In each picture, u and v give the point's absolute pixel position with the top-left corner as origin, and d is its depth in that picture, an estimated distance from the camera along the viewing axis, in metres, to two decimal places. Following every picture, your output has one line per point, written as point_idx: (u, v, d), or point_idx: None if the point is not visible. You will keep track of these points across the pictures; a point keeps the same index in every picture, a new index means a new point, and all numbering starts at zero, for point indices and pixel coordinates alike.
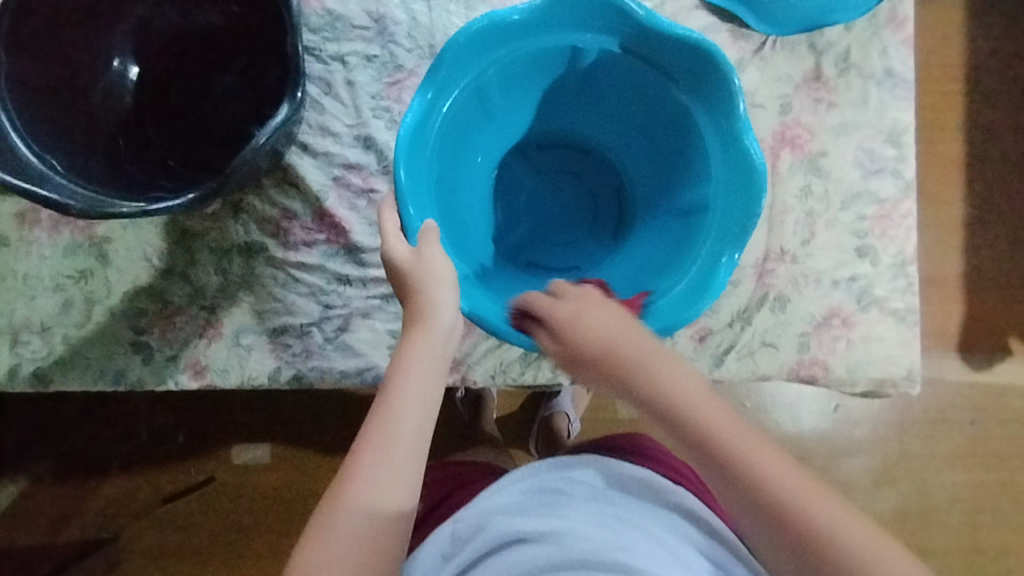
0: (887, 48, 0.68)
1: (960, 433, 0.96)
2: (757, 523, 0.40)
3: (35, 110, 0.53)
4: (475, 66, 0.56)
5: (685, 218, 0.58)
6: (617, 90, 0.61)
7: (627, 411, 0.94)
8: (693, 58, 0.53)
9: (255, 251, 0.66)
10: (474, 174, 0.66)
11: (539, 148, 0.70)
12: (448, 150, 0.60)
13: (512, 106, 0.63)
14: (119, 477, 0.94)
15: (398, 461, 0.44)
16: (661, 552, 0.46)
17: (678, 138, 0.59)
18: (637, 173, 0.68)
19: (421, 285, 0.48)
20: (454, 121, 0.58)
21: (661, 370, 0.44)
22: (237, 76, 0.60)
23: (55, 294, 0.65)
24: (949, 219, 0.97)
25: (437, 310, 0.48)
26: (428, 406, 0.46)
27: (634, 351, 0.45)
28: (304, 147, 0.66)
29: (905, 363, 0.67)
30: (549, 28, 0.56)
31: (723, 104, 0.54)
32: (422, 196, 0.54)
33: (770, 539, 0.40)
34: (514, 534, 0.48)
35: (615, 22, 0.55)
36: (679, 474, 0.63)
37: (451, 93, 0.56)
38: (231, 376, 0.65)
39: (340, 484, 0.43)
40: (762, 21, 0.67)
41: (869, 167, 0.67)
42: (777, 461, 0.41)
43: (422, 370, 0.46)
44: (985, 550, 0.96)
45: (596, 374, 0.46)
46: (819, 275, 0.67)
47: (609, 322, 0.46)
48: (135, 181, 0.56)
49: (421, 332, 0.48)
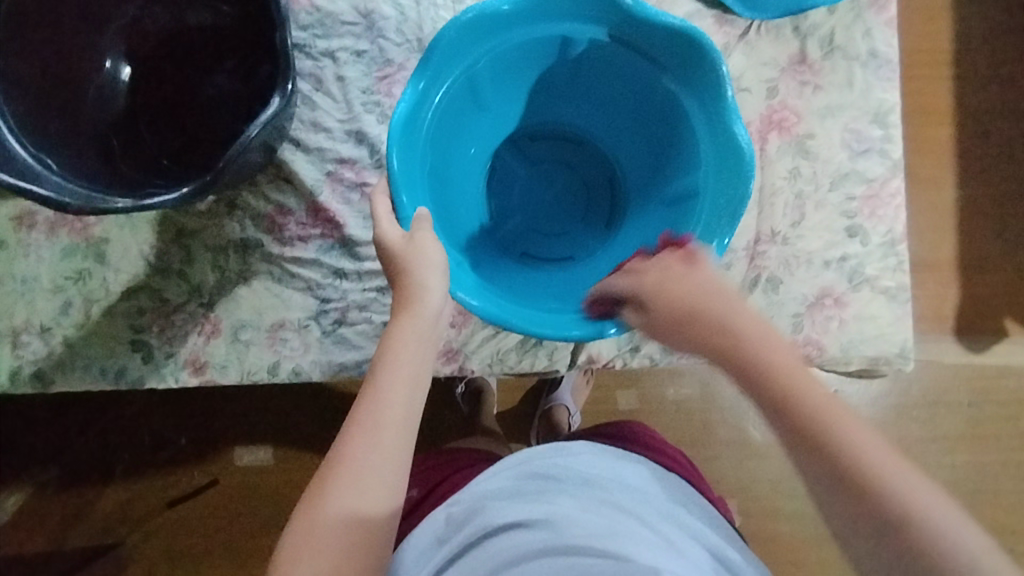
0: (871, 30, 0.69)
1: (959, 415, 0.97)
2: (814, 469, 0.37)
3: (30, 112, 0.53)
4: (466, 58, 0.57)
5: (676, 204, 0.59)
6: (609, 79, 0.62)
7: (627, 402, 0.95)
8: (680, 45, 0.54)
9: (251, 247, 0.67)
10: (468, 165, 0.66)
11: (532, 138, 0.71)
12: (441, 140, 0.60)
13: (503, 97, 0.64)
14: (121, 483, 0.95)
15: (387, 445, 0.44)
16: (652, 537, 0.46)
17: (669, 125, 0.60)
18: (629, 163, 0.68)
19: (410, 271, 0.49)
20: (445, 113, 0.59)
21: (747, 325, 0.43)
22: (228, 75, 0.61)
23: (54, 296, 0.66)
24: (941, 202, 0.98)
25: (424, 295, 0.49)
26: (416, 390, 0.47)
27: (717, 315, 0.44)
28: (296, 143, 0.67)
29: (898, 340, 0.67)
30: (538, 18, 0.56)
31: (712, 90, 0.54)
32: (415, 185, 0.55)
33: (827, 487, 0.37)
34: (507, 520, 0.49)
35: (602, 11, 0.55)
36: (672, 460, 0.63)
37: (442, 83, 0.56)
38: (230, 372, 0.66)
39: (328, 468, 0.43)
40: (747, 7, 0.68)
41: (856, 148, 0.68)
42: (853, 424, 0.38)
43: (407, 354, 0.47)
44: (987, 531, 0.96)
45: (682, 336, 0.46)
46: (810, 255, 0.67)
47: (693, 286, 0.46)
48: (130, 179, 0.56)
49: (408, 316, 0.48)
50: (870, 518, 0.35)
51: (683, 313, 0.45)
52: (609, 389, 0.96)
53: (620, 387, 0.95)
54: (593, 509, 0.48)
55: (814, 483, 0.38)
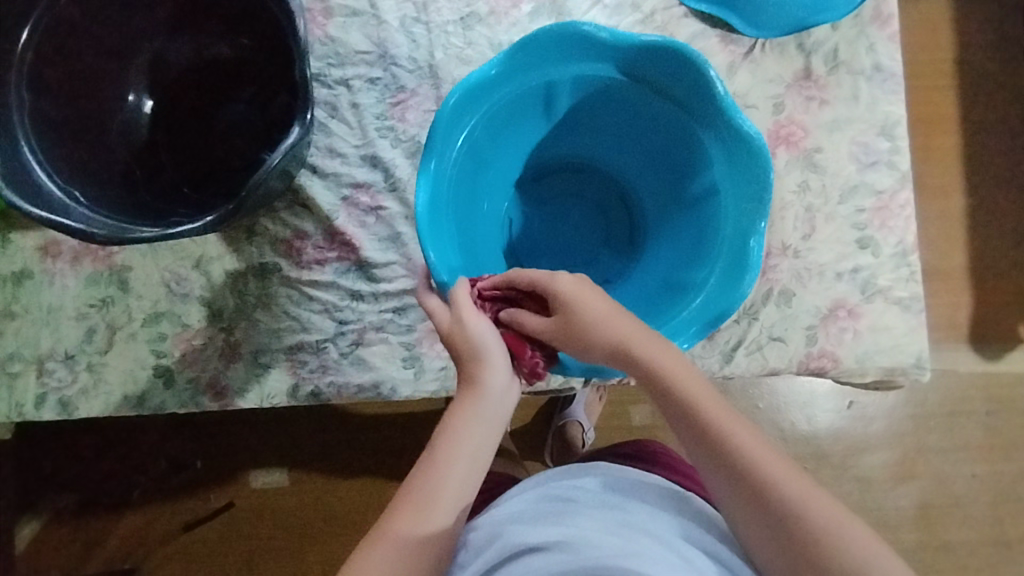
0: (874, 45, 0.70)
1: (977, 424, 0.96)
2: (733, 491, 0.43)
3: (57, 146, 0.56)
4: (463, 123, 0.57)
5: (702, 210, 0.59)
6: (604, 108, 0.63)
7: (640, 417, 0.95)
8: (670, 62, 0.55)
9: (269, 271, 0.68)
10: (487, 219, 0.67)
11: (537, 182, 0.72)
12: (463, 194, 0.61)
13: (508, 146, 0.64)
14: (139, 508, 0.95)
15: (435, 530, 0.44)
16: (671, 560, 0.46)
17: (676, 138, 0.60)
18: (633, 173, 0.69)
19: (475, 353, 0.48)
20: (460, 174, 0.59)
21: (659, 354, 0.46)
22: (246, 104, 0.63)
23: (79, 323, 0.67)
24: (950, 210, 0.98)
25: (489, 377, 0.48)
26: (471, 474, 0.46)
27: (626, 334, 0.47)
28: (312, 169, 0.69)
29: (913, 350, 0.68)
30: (525, 68, 0.57)
31: (709, 99, 0.55)
32: (446, 247, 0.55)
33: (743, 506, 0.43)
34: (526, 543, 0.48)
35: (586, 47, 0.56)
36: (689, 479, 0.63)
37: (451, 149, 0.57)
38: (251, 396, 0.67)
39: (376, 540, 0.44)
40: (751, 27, 0.69)
41: (865, 160, 0.69)
42: (768, 454, 0.43)
43: (468, 437, 0.46)
44: (1009, 542, 0.95)
45: (602, 354, 0.47)
46: (822, 268, 0.68)
47: (598, 300, 0.48)
48: (152, 209, 0.58)
49: (472, 400, 0.47)
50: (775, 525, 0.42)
51: (592, 332, 0.47)
52: (622, 405, 0.96)
53: (633, 402, 0.96)
54: (611, 530, 0.48)
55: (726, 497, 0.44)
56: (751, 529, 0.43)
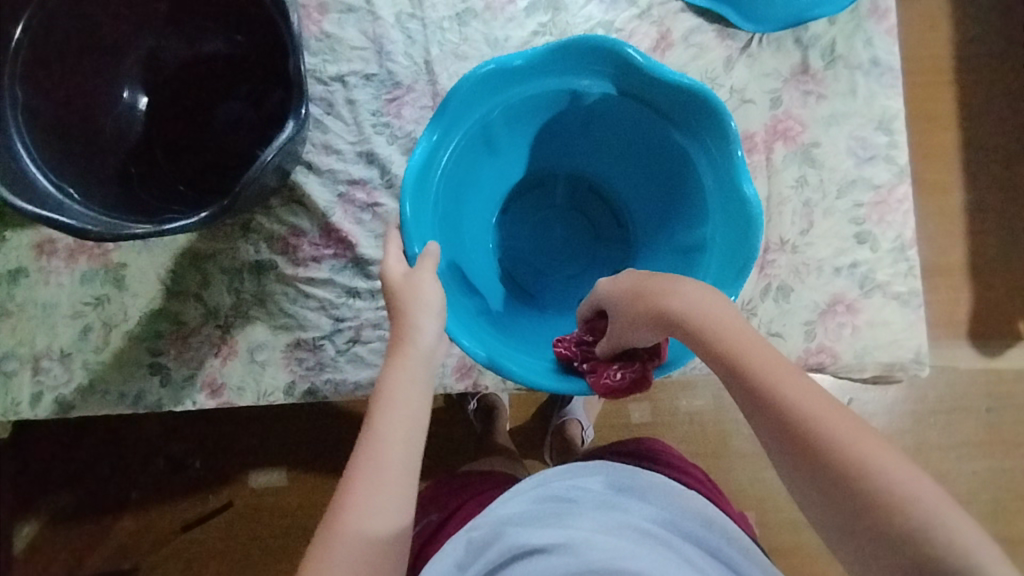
0: (871, 40, 0.70)
1: (977, 421, 0.96)
2: (780, 443, 0.36)
3: (48, 140, 0.55)
4: (427, 195, 0.56)
5: (688, 186, 0.58)
6: (550, 123, 0.62)
7: (639, 416, 0.95)
8: (600, 57, 0.54)
9: (265, 268, 0.68)
10: (480, 254, 0.66)
11: (514, 214, 0.71)
12: (452, 245, 0.60)
13: (475, 183, 0.64)
14: (138, 508, 0.95)
15: (389, 487, 0.43)
16: (674, 561, 0.45)
17: (633, 122, 0.59)
18: (598, 165, 0.68)
19: (407, 309, 0.49)
20: (443, 223, 0.58)
21: (698, 302, 0.43)
22: (241, 102, 0.63)
23: (74, 320, 0.67)
24: (949, 205, 0.98)
25: (419, 336, 0.49)
26: (416, 430, 0.46)
27: (658, 293, 0.46)
28: (308, 166, 0.68)
29: (912, 345, 0.68)
30: (461, 116, 0.56)
31: (649, 77, 0.54)
32: (472, 325, 0.54)
33: (796, 462, 0.35)
34: (531, 545, 0.47)
35: (512, 74, 0.55)
36: (691, 477, 0.63)
37: (427, 216, 0.56)
38: (247, 393, 0.67)
39: (332, 517, 0.43)
40: (748, 20, 0.68)
41: (862, 155, 0.69)
42: (830, 406, 0.35)
43: (403, 396, 0.47)
44: (1012, 538, 0.95)
45: (642, 324, 0.47)
46: (820, 263, 0.68)
47: (632, 278, 0.50)
48: (149, 207, 0.57)
49: (402, 357, 0.48)
50: (825, 477, 0.33)
51: (626, 302, 0.48)
52: (621, 403, 0.96)
53: (632, 401, 0.95)
54: (616, 533, 0.47)
55: (776, 453, 0.36)
56: (807, 487, 0.34)
